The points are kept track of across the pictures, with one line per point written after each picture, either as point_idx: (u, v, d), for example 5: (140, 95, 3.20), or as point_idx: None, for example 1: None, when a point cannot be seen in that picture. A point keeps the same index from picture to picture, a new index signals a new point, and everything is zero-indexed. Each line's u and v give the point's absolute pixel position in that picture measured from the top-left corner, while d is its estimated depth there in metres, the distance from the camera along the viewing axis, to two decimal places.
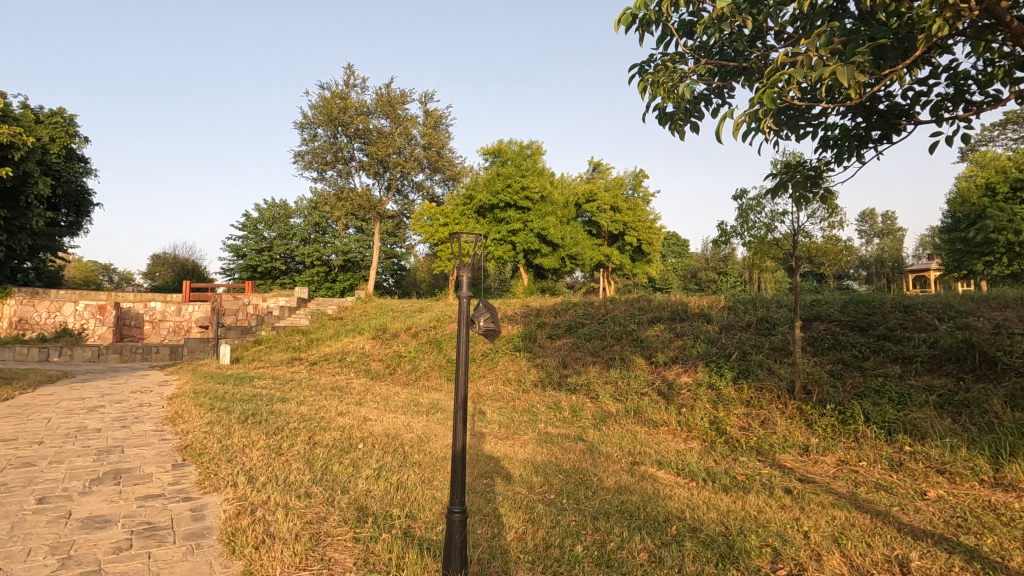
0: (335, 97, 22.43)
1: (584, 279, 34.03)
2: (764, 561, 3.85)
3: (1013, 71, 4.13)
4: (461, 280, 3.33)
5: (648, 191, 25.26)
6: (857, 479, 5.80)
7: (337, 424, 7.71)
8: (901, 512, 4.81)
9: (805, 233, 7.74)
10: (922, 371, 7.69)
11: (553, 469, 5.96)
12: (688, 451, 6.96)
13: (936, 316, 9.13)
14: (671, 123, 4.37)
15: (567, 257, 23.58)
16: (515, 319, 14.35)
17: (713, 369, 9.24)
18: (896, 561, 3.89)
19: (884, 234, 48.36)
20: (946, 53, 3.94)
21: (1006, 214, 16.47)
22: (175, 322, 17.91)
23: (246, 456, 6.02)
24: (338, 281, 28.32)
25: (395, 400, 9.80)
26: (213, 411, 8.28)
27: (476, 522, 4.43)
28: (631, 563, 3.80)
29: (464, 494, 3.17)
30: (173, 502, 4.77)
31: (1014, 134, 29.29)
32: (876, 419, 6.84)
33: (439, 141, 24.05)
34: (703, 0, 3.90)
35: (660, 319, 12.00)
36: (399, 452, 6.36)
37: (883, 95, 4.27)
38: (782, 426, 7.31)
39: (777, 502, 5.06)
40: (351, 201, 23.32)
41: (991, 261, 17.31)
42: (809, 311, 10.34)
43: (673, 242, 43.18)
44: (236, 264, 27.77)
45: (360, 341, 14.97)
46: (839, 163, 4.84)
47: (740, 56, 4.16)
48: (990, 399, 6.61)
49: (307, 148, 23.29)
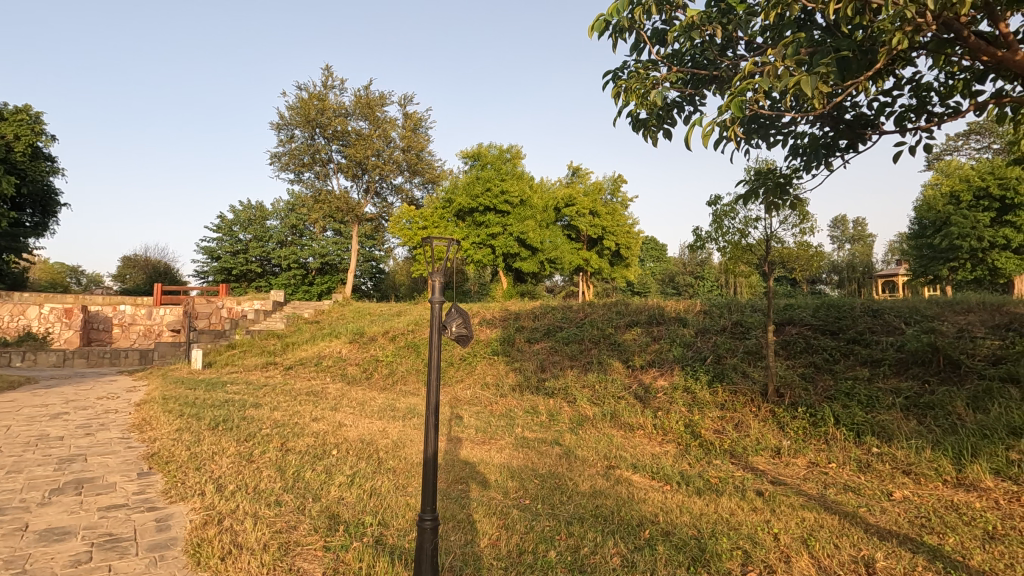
0: (312, 98, 22.20)
1: (564, 283, 34.14)
2: (735, 564, 3.89)
3: (972, 84, 4.28)
4: (434, 285, 3.29)
5: (626, 196, 25.48)
6: (827, 481, 5.92)
7: (311, 430, 7.58)
8: (868, 513, 4.92)
9: (778, 238, 7.88)
10: (890, 374, 7.88)
11: (529, 474, 5.95)
12: (663, 455, 7.00)
13: (904, 320, 9.35)
14: (644, 129, 4.40)
15: (546, 261, 23.59)
16: (494, 323, 14.31)
17: (689, 373, 9.35)
18: (862, 561, 3.97)
19: (854, 240, 49.54)
20: (908, 65, 4.05)
21: (969, 221, 17.06)
22: (146, 326, 17.37)
23: (215, 464, 5.88)
24: (315, 284, 27.93)
25: (371, 405, 9.69)
26: (183, 417, 8.09)
27: (450, 529, 4.39)
28: (604, 567, 3.81)
29: (436, 501, 3.12)
30: (137, 512, 4.64)
31: (977, 144, 30.32)
32: (845, 421, 6.99)
33: (418, 143, 23.94)
34: (676, 9, 3.95)
35: (637, 323, 12.10)
36: (373, 459, 6.28)
37: (849, 105, 4.37)
38: (755, 428, 7.42)
39: (749, 504, 5.13)
40: (329, 203, 23.03)
41: (956, 267, 17.89)
42: (781, 316, 10.54)
43: (651, 246, 43.81)
44: (210, 267, 27.23)
45: (337, 346, 14.79)
46: (808, 170, 4.94)
47: (712, 64, 4.22)
48: (954, 401, 6.81)
49: (284, 149, 23.01)
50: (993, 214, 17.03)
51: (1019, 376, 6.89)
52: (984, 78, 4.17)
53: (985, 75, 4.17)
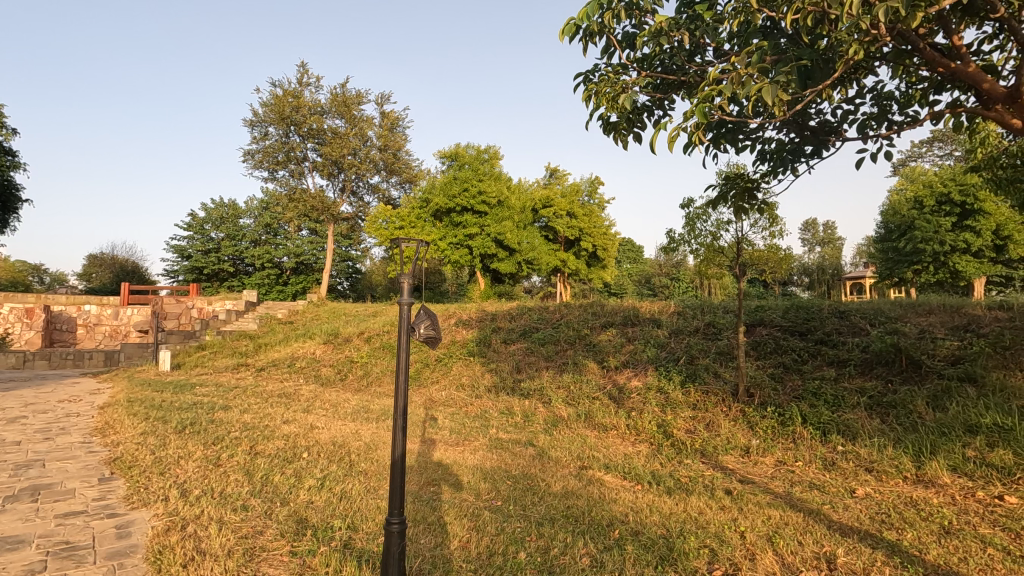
0: (287, 95, 21.83)
1: (542, 284, 34.29)
2: (701, 562, 3.95)
3: (929, 94, 4.42)
4: (402, 286, 3.26)
5: (603, 198, 25.73)
6: (793, 479, 6.03)
7: (281, 433, 7.46)
8: (832, 510, 5.03)
9: (748, 241, 8.03)
10: (855, 374, 8.10)
11: (502, 475, 5.93)
12: (636, 455, 7.07)
13: (869, 321, 9.60)
14: (614, 132, 4.42)
15: (523, 262, 23.59)
16: (470, 323, 14.30)
17: (662, 373, 9.46)
18: (824, 557, 4.06)
19: (824, 243, 50.78)
20: (869, 74, 4.16)
21: (932, 226, 17.66)
22: (112, 326, 16.86)
23: (181, 468, 5.73)
24: (290, 284, 27.49)
25: (345, 407, 9.56)
26: (148, 420, 7.88)
27: (419, 532, 4.36)
28: (573, 566, 3.84)
29: (404, 504, 3.10)
30: (97, 519, 4.50)
31: (940, 151, 31.39)
32: (812, 420, 7.16)
33: (395, 143, 23.79)
34: (645, 14, 3.98)
35: (612, 324, 12.20)
36: (344, 461, 6.22)
37: (814, 112, 4.46)
38: (725, 427, 7.55)
39: (717, 503, 5.21)
40: (303, 202, 22.69)
41: (920, 270, 18.56)
42: (752, 317, 10.76)
43: (628, 248, 44.40)
44: (180, 266, 26.55)
45: (311, 346, 14.61)
46: (775, 176, 5.04)
47: (680, 69, 4.26)
48: (915, 400, 7.03)
49: (258, 147, 22.64)
50: (954, 219, 17.57)
51: (975, 376, 7.15)
52: (940, 88, 4.31)
53: (942, 85, 4.30)
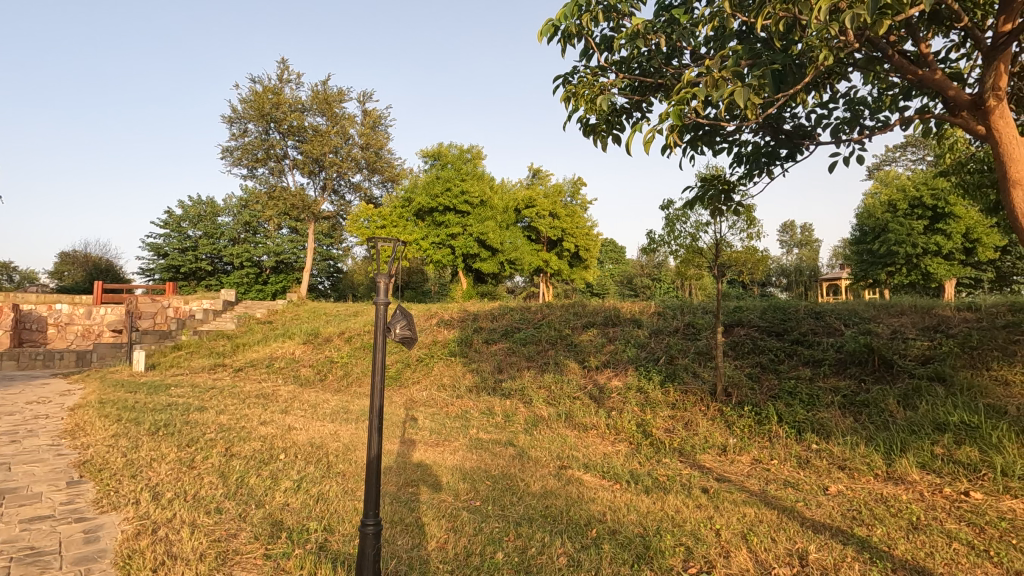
0: (267, 92, 21.53)
1: (524, 284, 34.33)
2: (677, 560, 3.98)
3: (899, 99, 4.51)
4: (379, 286, 3.23)
5: (585, 199, 25.89)
6: (769, 477, 6.13)
7: (258, 434, 7.35)
8: (804, 508, 5.13)
9: (726, 242, 8.12)
10: (830, 373, 8.26)
11: (481, 476, 5.93)
12: (615, 454, 7.13)
13: (843, 322, 9.80)
14: (594, 134, 4.41)
15: (506, 262, 23.60)
16: (452, 323, 14.25)
17: (642, 373, 9.54)
18: (797, 554, 4.13)
19: (802, 244, 51.64)
20: (842, 79, 4.24)
21: (904, 229, 18.10)
22: (84, 326, 16.46)
23: (153, 471, 5.61)
24: (270, 283, 27.16)
25: (323, 408, 9.46)
26: (120, 422, 7.71)
27: (396, 533, 4.33)
28: (550, 566, 3.85)
29: (379, 506, 3.08)
30: (64, 523, 4.38)
31: (913, 155, 32.16)
32: (787, 419, 7.28)
33: (377, 141, 23.63)
34: (624, 17, 3.99)
35: (593, 324, 12.27)
36: (322, 462, 6.16)
37: (789, 116, 4.53)
38: (704, 427, 7.65)
39: (693, 502, 5.26)
40: (284, 200, 22.39)
41: (893, 271, 19.05)
42: (731, 317, 10.90)
43: (610, 249, 44.68)
44: (156, 265, 25.99)
45: (290, 346, 14.43)
46: (751, 178, 5.09)
47: (658, 72, 4.29)
48: (887, 399, 7.19)
49: (237, 144, 22.30)
50: (927, 222, 17.99)
51: (944, 375, 7.35)
52: (909, 94, 4.41)
53: (911, 90, 4.40)
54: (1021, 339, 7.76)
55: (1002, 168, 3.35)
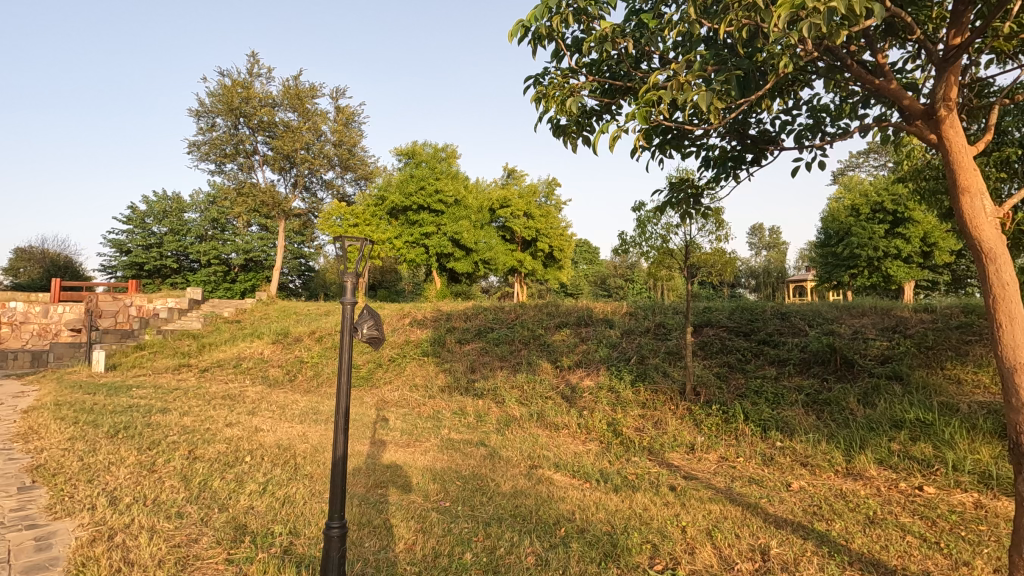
0: (236, 86, 21.05)
1: (499, 284, 34.34)
2: (643, 557, 4.05)
3: (859, 107, 4.63)
4: (346, 286, 3.18)
5: (560, 200, 26.03)
6: (734, 475, 6.27)
7: (224, 436, 7.18)
8: (768, 504, 5.25)
9: (695, 244, 8.26)
10: (794, 372, 8.48)
11: (452, 476, 5.90)
12: (586, 453, 7.20)
13: (807, 322, 10.08)
14: (564, 136, 4.36)
15: (480, 262, 23.58)
16: (425, 323, 14.15)
17: (614, 373, 9.62)
18: (759, 549, 4.23)
19: (771, 246, 52.89)
20: (805, 87, 4.34)
21: (866, 233, 18.71)
22: (41, 324, 15.77)
23: (111, 475, 5.43)
24: (238, 281, 26.55)
25: (292, 408, 9.31)
26: (77, 424, 7.44)
27: (363, 535, 4.28)
28: (517, 566, 3.85)
29: (344, 508, 3.04)
30: (13, 531, 4.20)
31: (875, 161, 33.24)
32: (753, 418, 7.45)
33: (350, 139, 23.31)
34: (594, 19, 4.01)
35: (566, 324, 12.35)
36: (290, 465, 6.03)
37: (754, 121, 4.61)
38: (672, 426, 7.76)
39: (662, 499, 5.34)
40: (253, 197, 21.89)
41: (856, 274, 19.70)
42: (700, 317, 11.09)
43: (584, 249, 45.03)
44: (118, 262, 25.12)
45: (259, 346, 14.14)
46: (718, 182, 5.16)
47: (627, 76, 4.33)
48: (848, 398, 7.42)
49: (204, 138, 21.75)
50: (888, 225, 18.62)
51: (901, 374, 7.63)
52: (868, 102, 4.53)
53: (870, 98, 4.52)
54: (973, 339, 8.13)
55: (953, 176, 3.39)
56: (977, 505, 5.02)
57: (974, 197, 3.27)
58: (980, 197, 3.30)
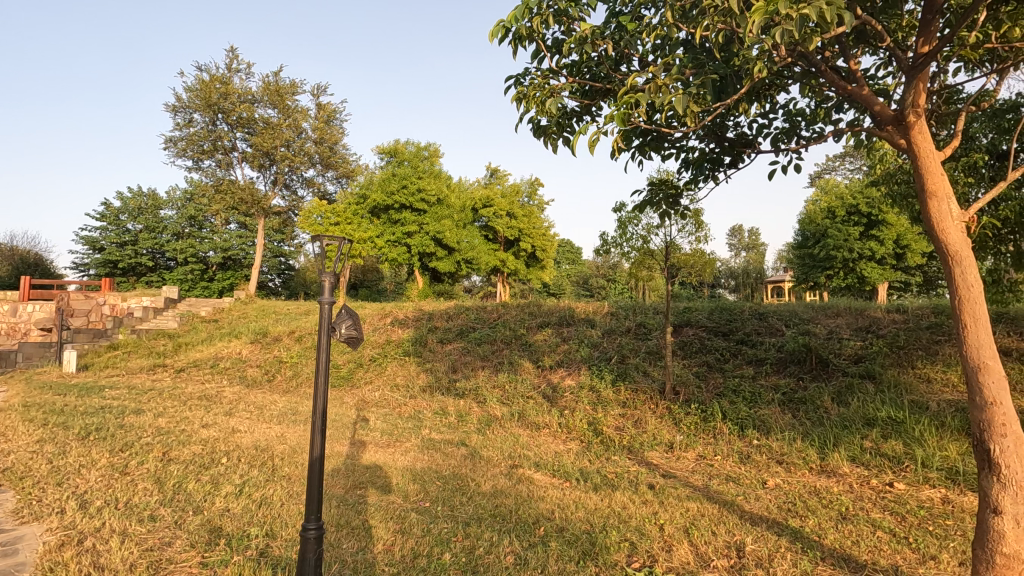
0: (214, 81, 20.72)
1: (482, 284, 34.31)
2: (621, 555, 4.08)
3: (832, 112, 4.74)
4: (324, 285, 3.14)
5: (542, 200, 26.10)
6: (712, 473, 6.35)
7: (199, 437, 7.06)
8: (744, 501, 5.33)
9: (675, 245, 8.35)
10: (771, 372, 8.62)
11: (432, 476, 5.88)
12: (566, 452, 7.24)
13: (784, 322, 10.26)
14: (545, 136, 4.36)
15: (462, 262, 23.54)
16: (406, 323, 14.06)
17: (595, 372, 9.67)
18: (735, 546, 4.30)
19: (749, 248, 53.66)
20: (782, 91, 4.42)
21: (842, 235, 19.13)
22: (9, 323, 15.30)
23: (81, 478, 5.31)
24: (216, 280, 26.10)
25: (271, 409, 9.19)
26: (46, 426, 7.25)
27: (341, 537, 4.25)
28: (496, 566, 3.86)
29: (321, 509, 3.01)
30: None
31: (851, 165, 33.92)
32: (731, 416, 7.57)
33: (332, 136, 23.06)
34: (574, 20, 4.01)
35: (548, 324, 12.38)
36: (267, 466, 5.96)
37: (732, 124, 4.67)
38: (652, 425, 7.84)
39: (640, 498, 5.39)
40: (232, 194, 21.53)
41: (832, 275, 20.11)
42: (680, 318, 11.21)
43: (567, 249, 45.18)
44: (91, 259, 24.53)
45: (236, 346, 13.91)
46: (697, 184, 5.20)
47: (607, 78, 4.35)
48: (823, 396, 7.58)
49: (181, 134, 21.37)
50: (863, 228, 19.03)
51: (874, 373, 7.83)
52: (841, 106, 4.63)
53: (843, 104, 4.62)
54: (942, 339, 8.37)
55: (921, 180, 3.47)
56: (944, 501, 5.16)
57: (940, 200, 3.36)
58: (946, 200, 3.40)
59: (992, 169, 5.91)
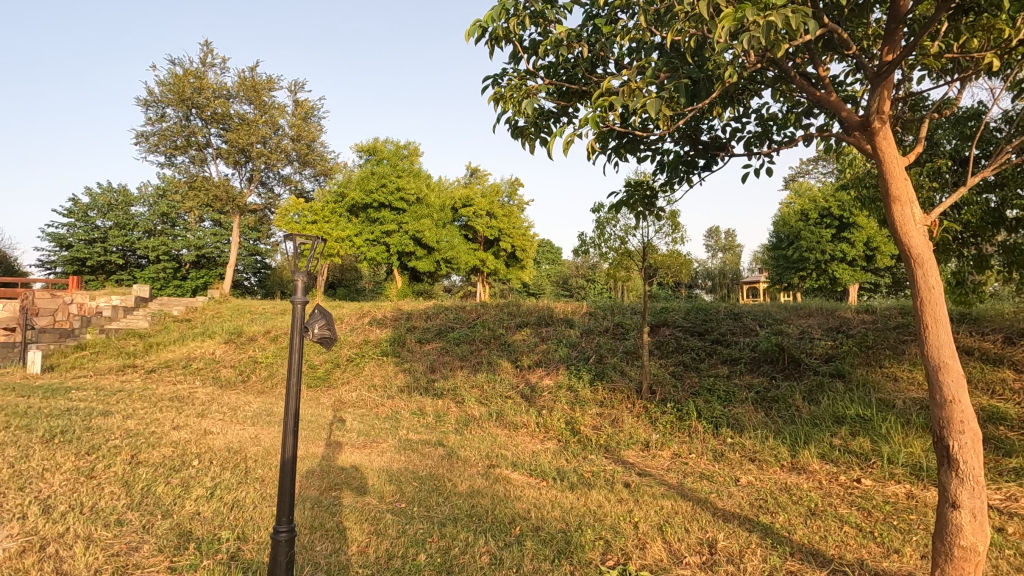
0: (187, 75, 20.29)
1: (461, 283, 34.22)
2: (595, 553, 4.11)
3: (802, 117, 4.82)
4: (296, 286, 3.09)
5: (522, 200, 26.12)
6: (686, 470, 6.45)
7: (169, 439, 6.91)
8: (717, 498, 5.43)
9: (652, 246, 8.43)
10: (745, 371, 8.77)
11: (408, 477, 5.86)
12: (544, 451, 7.27)
13: (758, 322, 10.44)
14: (522, 137, 4.38)
15: (441, 261, 23.47)
16: (384, 323, 13.95)
17: (573, 372, 9.72)
18: (706, 543, 4.37)
19: (726, 250, 54.42)
20: (754, 95, 4.49)
21: (814, 237, 19.57)
22: None
23: (45, 482, 5.15)
24: (189, 278, 25.56)
25: (244, 410, 9.04)
26: (8, 429, 7.02)
27: (315, 539, 4.20)
28: (471, 566, 3.86)
29: (293, 511, 2.97)
30: None
31: (824, 168, 34.67)
32: (705, 415, 7.69)
33: (309, 134, 22.76)
34: (551, 22, 4.04)
35: (527, 324, 12.40)
36: (239, 468, 5.87)
37: (706, 127, 4.73)
38: (628, 424, 7.92)
39: (616, 496, 5.45)
40: (205, 191, 21.10)
41: (805, 276, 20.56)
42: (657, 318, 11.33)
43: (546, 249, 45.29)
44: (58, 257, 23.81)
45: (210, 346, 13.64)
46: (672, 185, 5.27)
47: (583, 80, 4.39)
48: (794, 395, 7.75)
49: (153, 129, 20.89)
50: (835, 230, 19.46)
51: (843, 372, 8.03)
52: (810, 112, 4.72)
53: (813, 109, 4.71)
54: (908, 339, 8.61)
55: (886, 185, 3.57)
56: (908, 496, 5.32)
57: (904, 205, 3.46)
58: (909, 206, 3.50)
59: (954, 175, 6.05)
